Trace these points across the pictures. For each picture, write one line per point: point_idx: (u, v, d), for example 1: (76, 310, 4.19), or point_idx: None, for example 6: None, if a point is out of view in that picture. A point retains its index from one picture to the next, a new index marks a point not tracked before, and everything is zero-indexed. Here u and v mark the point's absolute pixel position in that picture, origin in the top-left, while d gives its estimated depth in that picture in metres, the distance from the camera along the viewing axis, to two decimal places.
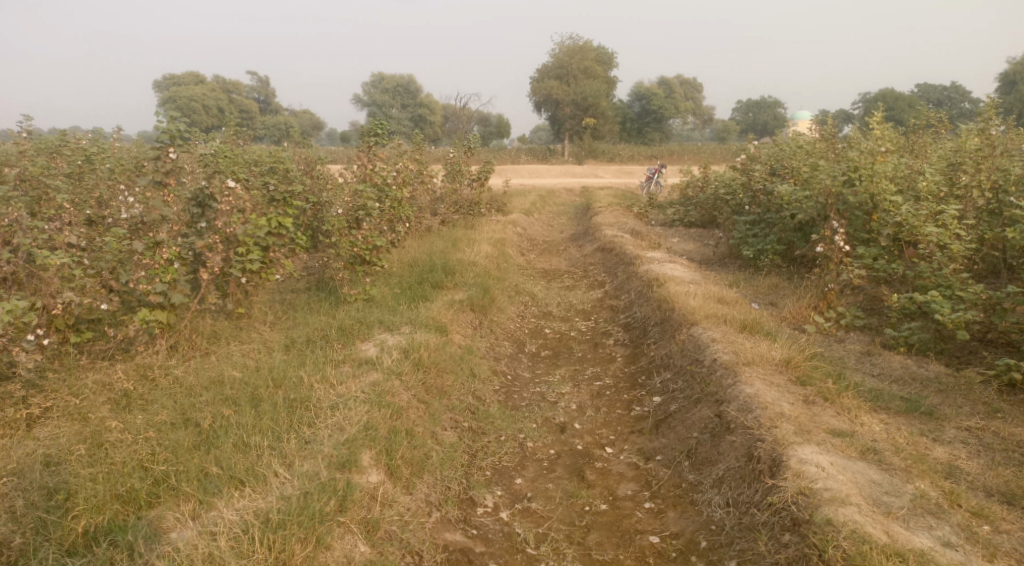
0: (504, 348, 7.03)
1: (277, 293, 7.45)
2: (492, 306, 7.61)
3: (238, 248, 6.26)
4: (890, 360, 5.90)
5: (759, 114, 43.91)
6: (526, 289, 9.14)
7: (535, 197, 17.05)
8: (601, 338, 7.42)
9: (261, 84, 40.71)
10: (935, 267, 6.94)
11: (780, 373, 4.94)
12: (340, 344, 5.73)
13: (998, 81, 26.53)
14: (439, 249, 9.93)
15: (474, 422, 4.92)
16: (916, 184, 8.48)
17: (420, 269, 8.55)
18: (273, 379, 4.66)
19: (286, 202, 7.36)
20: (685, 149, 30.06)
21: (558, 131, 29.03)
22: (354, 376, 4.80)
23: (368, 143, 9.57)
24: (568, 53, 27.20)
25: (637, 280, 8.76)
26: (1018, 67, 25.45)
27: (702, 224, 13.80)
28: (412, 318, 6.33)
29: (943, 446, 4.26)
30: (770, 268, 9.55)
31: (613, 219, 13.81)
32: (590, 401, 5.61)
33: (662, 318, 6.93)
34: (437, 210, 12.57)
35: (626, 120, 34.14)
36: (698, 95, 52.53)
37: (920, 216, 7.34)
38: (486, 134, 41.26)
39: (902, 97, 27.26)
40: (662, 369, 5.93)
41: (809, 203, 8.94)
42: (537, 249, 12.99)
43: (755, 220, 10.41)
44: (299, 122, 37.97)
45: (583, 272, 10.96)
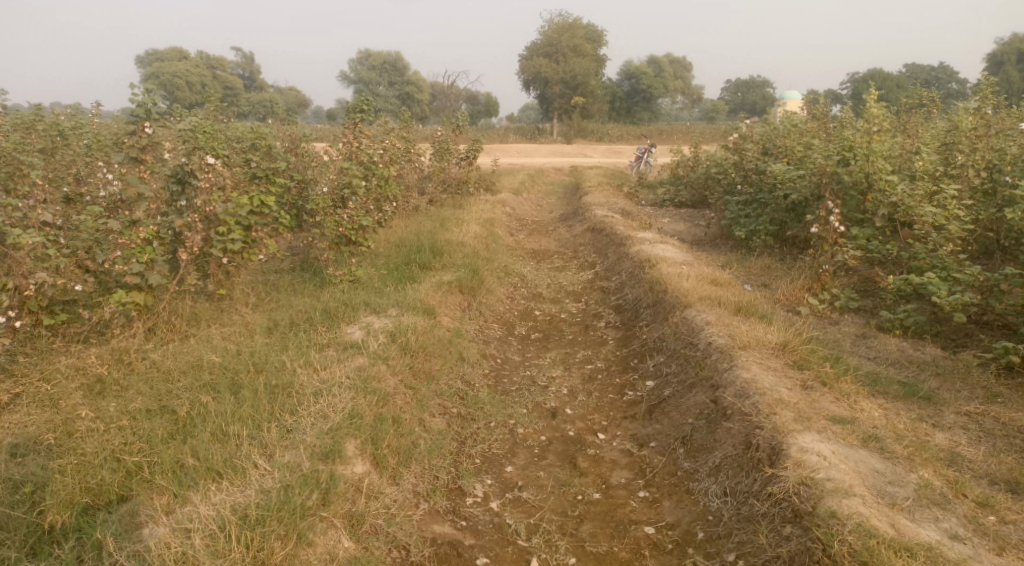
0: (494, 330, 6.88)
1: (261, 274, 7.26)
2: (481, 288, 7.45)
3: (219, 227, 6.04)
4: (886, 342, 5.80)
5: (748, 94, 43.79)
6: (515, 270, 8.98)
7: (524, 176, 16.84)
8: (592, 320, 7.29)
9: (245, 60, 40.05)
10: (930, 248, 6.83)
11: (776, 357, 4.83)
12: (325, 327, 5.56)
13: (986, 61, 26.53)
14: (426, 229, 9.75)
15: (463, 408, 4.78)
16: (911, 163, 8.35)
17: (407, 250, 8.37)
18: (254, 364, 4.49)
19: (268, 179, 7.14)
20: (674, 128, 29.86)
21: (546, 110, 28.74)
22: (339, 361, 4.64)
23: (353, 120, 9.31)
24: (555, 30, 26.69)
25: (628, 261, 8.62)
26: (1005, 47, 25.45)
27: (692, 204, 13.68)
28: (399, 300, 6.17)
29: (943, 432, 4.16)
30: (762, 248, 9.43)
31: (603, 199, 13.65)
32: (582, 386, 5.49)
33: (655, 299, 6.80)
34: (425, 189, 12.37)
35: (615, 99, 33.96)
36: (686, 74, 52.25)
37: (917, 196, 7.22)
38: (475, 112, 40.88)
39: (891, 77, 27.15)
40: (655, 352, 5.81)
41: (803, 183, 8.80)
42: (527, 229, 12.82)
43: (747, 200, 10.28)
44: (285, 99, 37.38)
45: (573, 253, 10.82)
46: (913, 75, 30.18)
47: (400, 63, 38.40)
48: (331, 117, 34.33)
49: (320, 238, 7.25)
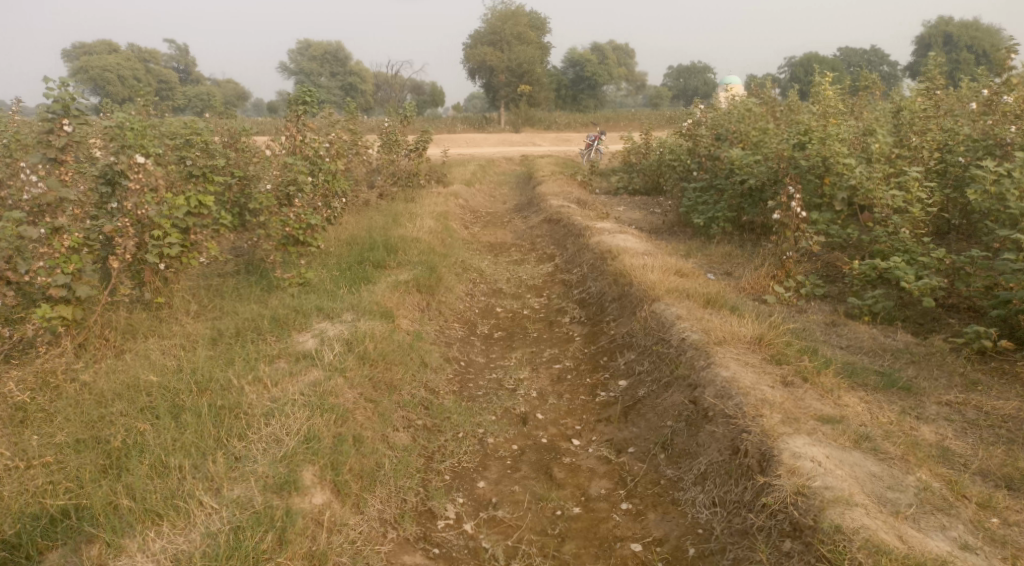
0: (455, 331, 6.58)
1: (202, 279, 6.81)
2: (439, 286, 7.16)
3: (154, 231, 5.64)
4: (856, 330, 5.69)
5: (690, 80, 44.17)
6: (473, 265, 8.69)
7: (475, 167, 16.49)
8: (555, 315, 7.05)
9: (180, 52, 38.61)
10: (891, 231, 6.73)
11: (753, 352, 4.65)
12: (274, 337, 5.18)
13: (915, 44, 27.18)
14: (378, 225, 9.37)
15: (428, 419, 4.48)
16: (865, 146, 8.29)
17: (359, 248, 8.01)
18: (197, 382, 4.10)
19: (206, 178, 6.67)
20: (621, 115, 29.82)
21: (493, 99, 28.40)
22: (292, 375, 4.29)
23: (295, 112, 8.97)
24: (500, 18, 26.51)
25: (588, 253, 8.39)
26: (932, 31, 26.12)
27: (646, 191, 13.54)
28: (354, 304, 5.82)
29: (928, 425, 4.03)
30: (721, 236, 9.31)
31: (558, 188, 13.41)
32: (551, 388, 5.25)
33: (620, 293, 6.58)
34: (374, 183, 12.02)
35: (560, 87, 33.89)
36: (629, 62, 52.49)
37: (875, 179, 7.13)
38: (421, 103, 40.24)
39: (828, 60, 27.57)
40: (625, 349, 5.60)
41: (760, 168, 8.68)
42: (481, 221, 12.52)
43: (703, 186, 10.15)
44: (224, 92, 36.17)
45: (530, 245, 10.58)
46: (846, 60, 30.78)
47: (343, 53, 37.50)
48: (273, 109, 33.20)
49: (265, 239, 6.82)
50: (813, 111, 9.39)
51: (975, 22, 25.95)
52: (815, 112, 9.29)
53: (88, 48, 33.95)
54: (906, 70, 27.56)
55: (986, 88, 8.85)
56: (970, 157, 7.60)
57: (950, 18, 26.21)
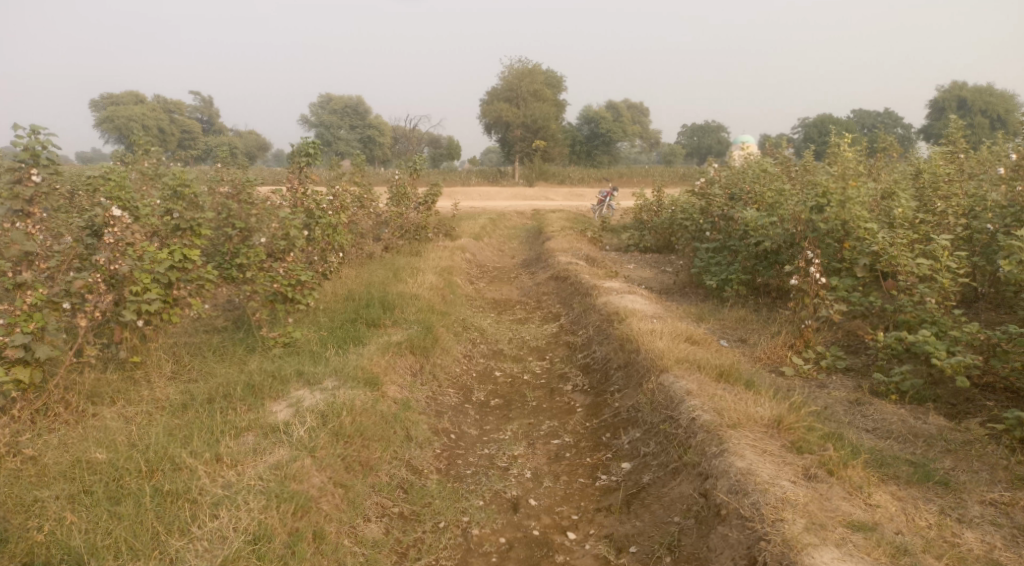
0: (449, 398, 6.14)
1: (185, 336, 6.48)
2: (435, 347, 6.74)
3: (132, 287, 5.44)
4: (882, 410, 5.22)
5: (704, 138, 44.38)
6: (474, 324, 8.29)
7: (485, 221, 16.18)
8: (557, 382, 6.59)
9: (203, 103, 39.27)
10: (917, 300, 6.29)
11: (772, 438, 4.17)
12: (246, 406, 4.76)
13: (928, 107, 27.18)
14: (378, 280, 9.03)
15: (406, 506, 4.09)
16: (886, 209, 7.89)
17: (354, 304, 7.64)
18: (148, 459, 3.73)
19: (193, 232, 6.36)
20: (634, 171, 29.75)
21: (506, 154, 28.42)
22: (255, 451, 3.92)
23: (299, 164, 8.82)
24: (517, 76, 26.57)
25: (595, 314, 7.98)
26: (945, 95, 26.15)
27: (658, 249, 13.18)
28: (338, 368, 5.41)
29: (971, 531, 3.54)
30: (735, 299, 8.86)
31: (567, 244, 13.06)
32: (548, 467, 4.79)
33: (627, 361, 6.14)
34: (380, 236, 11.71)
35: (575, 143, 34.11)
36: (643, 119, 52.97)
37: (899, 245, 6.71)
38: (437, 155, 40.56)
39: (841, 121, 27.50)
40: (630, 426, 5.14)
41: (776, 230, 8.31)
42: (487, 276, 12.16)
43: (717, 247, 9.76)
44: (243, 142, 36.64)
45: (536, 303, 10.18)
46: (859, 122, 30.79)
47: (361, 107, 37.90)
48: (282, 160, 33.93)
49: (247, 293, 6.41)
50: (831, 173, 9.05)
51: (988, 86, 25.81)
52: (833, 174, 8.95)
53: (113, 98, 34.65)
54: (920, 132, 27.35)
55: (1013, 152, 8.47)
56: (999, 224, 7.19)
57: (963, 82, 26.08)
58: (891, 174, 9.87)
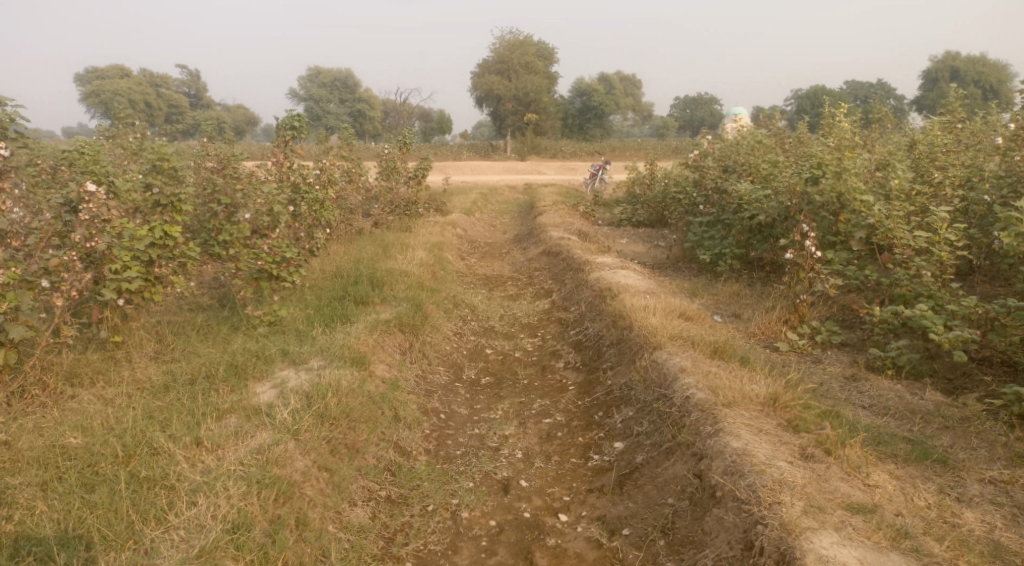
0: (438, 377, 6.03)
1: (168, 315, 6.34)
2: (424, 325, 6.62)
3: (112, 265, 5.37)
4: (879, 386, 5.13)
5: (696, 111, 44.08)
6: (465, 300, 8.16)
7: (476, 195, 15.97)
8: (549, 359, 6.48)
9: (190, 76, 38.70)
10: (914, 273, 6.19)
11: (768, 416, 4.08)
12: (229, 388, 4.64)
13: (922, 78, 27.00)
14: (367, 256, 8.88)
15: (393, 490, 4.01)
16: (882, 181, 7.77)
17: (342, 281, 7.50)
18: (126, 444, 3.64)
19: (174, 208, 6.19)
20: (627, 144, 29.50)
21: (498, 128, 28.10)
22: (237, 435, 3.83)
23: (283, 138, 8.62)
24: (508, 48, 26.24)
25: (587, 289, 7.86)
26: (939, 66, 25.97)
27: (650, 223, 13.05)
28: (324, 348, 5.29)
29: (971, 510, 3.47)
30: (728, 273, 8.75)
31: (559, 219, 12.90)
32: (539, 447, 4.70)
33: (619, 337, 6.04)
34: (370, 211, 11.53)
35: (567, 116, 33.79)
36: (636, 92, 52.54)
37: (896, 218, 6.60)
38: (428, 129, 40.15)
39: (835, 93, 27.30)
40: (622, 405, 5.04)
41: (770, 203, 8.18)
42: (479, 252, 12.02)
43: (710, 221, 9.63)
44: (232, 116, 36.17)
45: (528, 278, 10.06)
46: (853, 94, 30.58)
47: (351, 81, 37.36)
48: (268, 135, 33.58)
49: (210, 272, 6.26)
50: (826, 145, 8.91)
51: (982, 57, 25.62)
52: (829, 146, 8.81)
53: (99, 72, 34.10)
54: (913, 104, 27.17)
55: (1010, 121, 8.34)
56: (995, 195, 7.13)
57: (957, 53, 25.88)
58: (887, 145, 9.74)
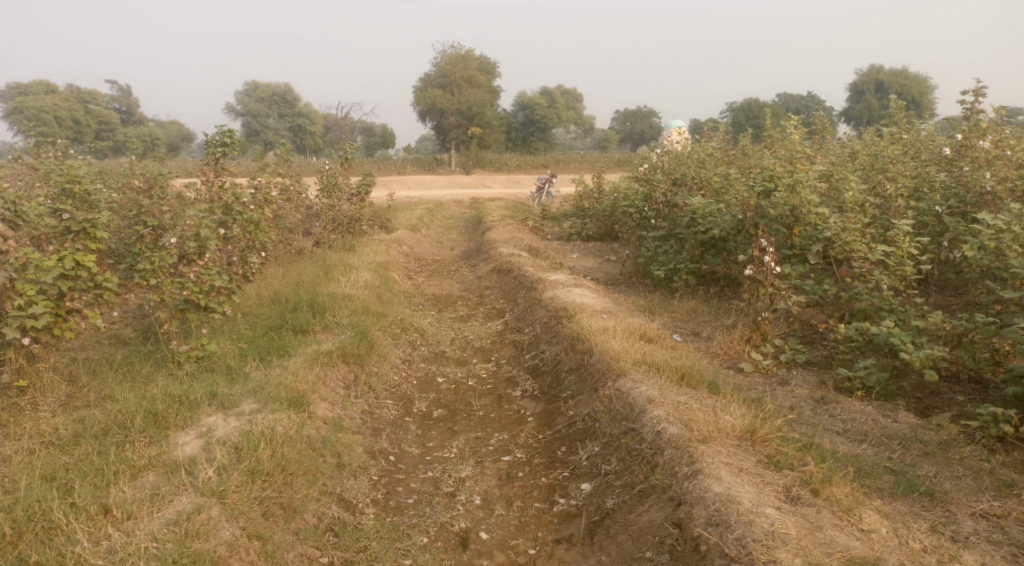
0: (386, 412, 5.59)
1: (81, 353, 5.76)
2: (371, 354, 6.17)
3: (16, 300, 4.93)
4: (851, 408, 4.90)
5: (637, 123, 44.51)
6: (412, 324, 7.71)
7: (422, 211, 15.51)
8: (505, 387, 6.07)
9: (121, 92, 37.29)
10: (874, 287, 6.02)
11: (746, 451, 3.80)
12: (146, 441, 4.13)
13: (849, 91, 27.73)
14: (307, 279, 8.36)
15: (339, 554, 3.62)
16: (834, 192, 7.63)
17: (280, 309, 6.99)
18: (17, 519, 3.29)
19: (89, 234, 5.70)
20: (571, 157, 29.41)
21: (442, 142, 27.68)
22: (153, 500, 3.48)
23: (214, 155, 8.09)
24: (448, 62, 25.84)
25: (541, 310, 7.50)
26: (864, 79, 26.72)
27: (600, 236, 12.80)
28: (257, 389, 4.79)
29: (969, 553, 3.22)
30: (684, 288, 8.51)
31: (508, 234, 12.54)
32: (498, 490, 4.32)
33: (579, 362, 5.70)
34: (311, 230, 10.96)
35: (511, 129, 33.56)
36: (578, 105, 52.85)
37: (853, 231, 6.43)
38: (371, 144, 39.49)
39: (770, 105, 27.78)
40: (587, 439, 4.71)
41: (724, 217, 7.97)
42: (426, 270, 11.57)
43: (663, 235, 9.40)
44: (167, 133, 35.00)
45: (478, 297, 9.67)
46: (785, 106, 31.22)
47: (290, 94, 36.39)
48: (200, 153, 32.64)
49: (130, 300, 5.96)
50: (777, 157, 8.77)
51: (903, 70, 26.53)
52: (779, 157, 8.67)
53: (22, 88, 32.57)
54: (843, 115, 27.86)
55: (955, 129, 8.34)
56: (945, 206, 7.15)
57: (880, 66, 26.71)
58: (834, 154, 9.68)
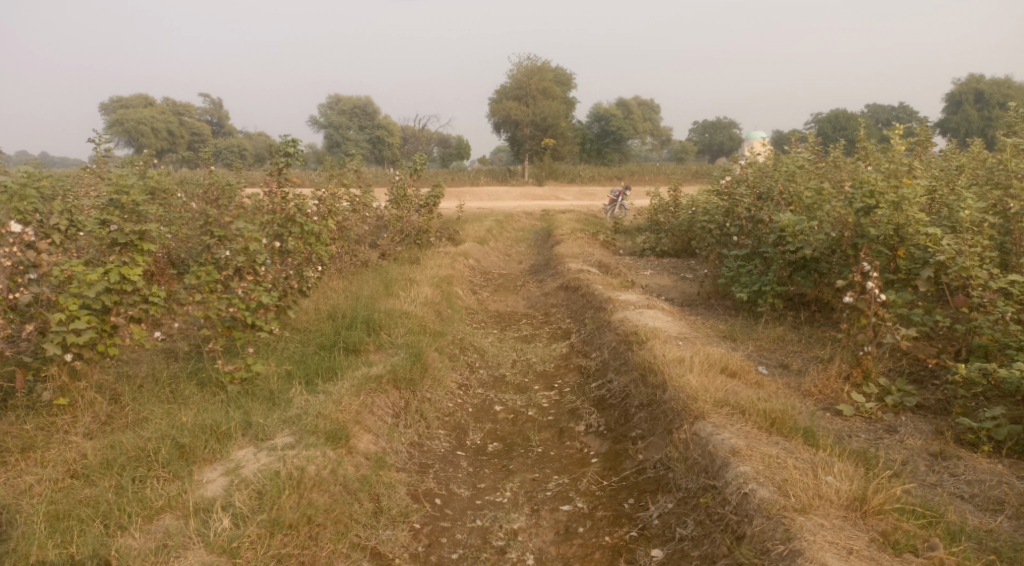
0: (437, 446, 5.12)
1: (127, 368, 5.53)
2: (424, 379, 5.71)
3: (59, 315, 4.69)
4: (976, 467, 4.15)
5: (715, 135, 43.21)
6: (472, 344, 7.24)
7: (491, 223, 15.09)
8: (567, 420, 5.51)
9: (212, 104, 38.47)
10: (998, 321, 5.20)
11: (854, 529, 3.22)
12: (169, 478, 3.79)
13: (943, 101, 25.94)
14: (367, 293, 8.01)
15: None
16: (944, 210, 6.77)
17: (334, 325, 6.63)
18: None
19: (136, 245, 5.44)
20: (647, 169, 28.55)
21: (515, 153, 27.33)
22: (159, 554, 3.25)
23: (277, 164, 7.81)
24: (525, 73, 25.58)
25: (610, 332, 6.91)
26: (961, 88, 24.91)
27: (676, 253, 12.08)
28: (295, 418, 4.39)
29: None
30: (769, 313, 7.75)
31: (578, 249, 11.97)
32: (554, 548, 3.84)
33: (650, 398, 5.10)
34: (377, 242, 10.65)
35: (585, 140, 32.97)
36: (654, 118, 51.78)
37: (972, 255, 5.59)
38: (446, 155, 39.56)
39: (858, 117, 26.32)
40: (657, 491, 4.16)
41: (817, 236, 7.19)
42: (492, 285, 11.12)
43: (746, 253, 8.65)
44: (254, 143, 35.90)
45: (544, 316, 9.14)
46: (873, 118, 29.56)
47: (370, 106, 36.80)
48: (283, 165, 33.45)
49: (182, 318, 5.85)
50: (875, 169, 7.93)
51: (1004, 80, 24.70)
52: (878, 170, 7.83)
53: (123, 102, 34.08)
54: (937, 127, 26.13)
55: None
56: None
57: (978, 76, 24.97)
58: (940, 166, 8.74)
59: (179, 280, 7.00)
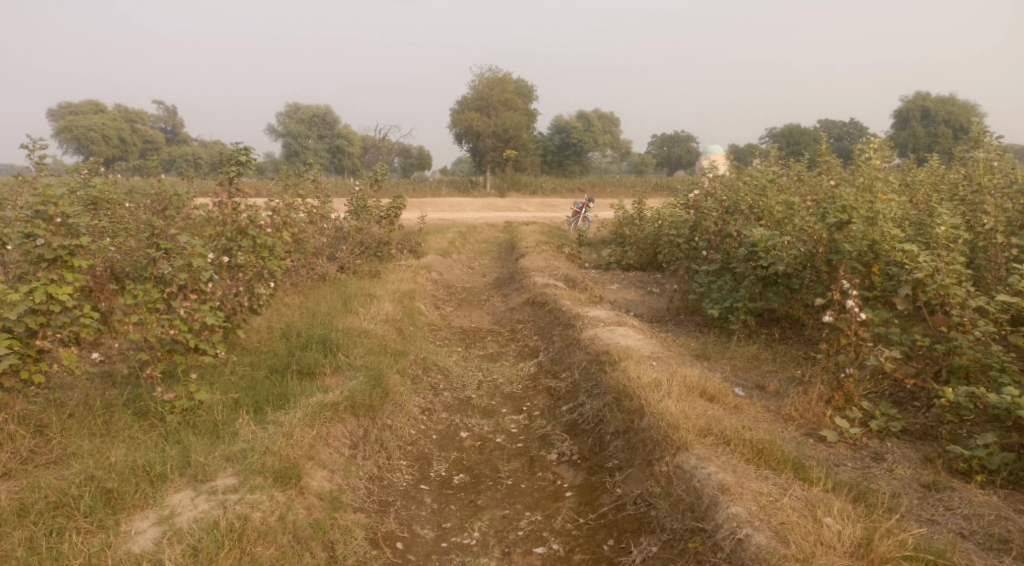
0: (398, 479, 4.73)
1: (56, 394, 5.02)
2: (384, 405, 5.29)
3: None
4: (971, 500, 3.92)
5: (674, 148, 43.55)
6: (435, 365, 6.84)
7: (454, 235, 14.71)
8: (538, 447, 5.16)
9: (166, 111, 37.36)
10: (982, 342, 5.00)
11: None
12: (93, 530, 3.36)
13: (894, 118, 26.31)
14: (323, 310, 7.56)
15: None
16: (918, 226, 6.61)
17: (286, 345, 6.18)
18: None
19: (66, 261, 4.93)
20: (608, 181, 28.48)
21: (477, 164, 27.01)
22: None
23: (227, 174, 7.34)
24: (486, 84, 25.42)
25: (581, 352, 6.58)
26: (911, 105, 25.19)
27: (641, 266, 11.84)
28: (240, 454, 3.97)
29: None
30: (742, 330, 7.52)
31: (543, 262, 11.66)
32: None
33: (627, 425, 4.78)
34: (335, 255, 10.20)
35: (546, 153, 32.89)
36: (614, 131, 52.08)
37: (952, 272, 5.39)
38: (407, 165, 39.07)
39: (813, 133, 26.64)
40: (641, 531, 3.85)
41: (791, 251, 6.97)
42: (455, 299, 10.73)
43: (717, 268, 8.42)
44: (209, 151, 34.95)
45: (510, 333, 8.78)
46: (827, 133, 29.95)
47: (330, 115, 36.16)
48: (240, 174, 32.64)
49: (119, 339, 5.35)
50: (845, 183, 7.77)
51: (951, 98, 25.26)
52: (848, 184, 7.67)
53: (72, 108, 32.86)
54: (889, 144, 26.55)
55: None
56: None
57: (926, 94, 25.47)
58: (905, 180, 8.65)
59: (122, 295, 6.36)
